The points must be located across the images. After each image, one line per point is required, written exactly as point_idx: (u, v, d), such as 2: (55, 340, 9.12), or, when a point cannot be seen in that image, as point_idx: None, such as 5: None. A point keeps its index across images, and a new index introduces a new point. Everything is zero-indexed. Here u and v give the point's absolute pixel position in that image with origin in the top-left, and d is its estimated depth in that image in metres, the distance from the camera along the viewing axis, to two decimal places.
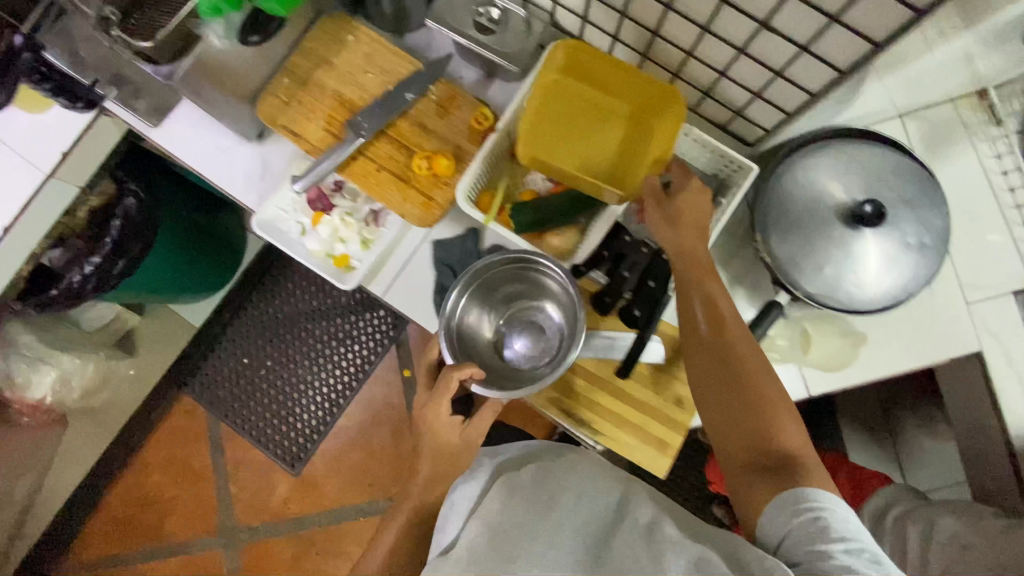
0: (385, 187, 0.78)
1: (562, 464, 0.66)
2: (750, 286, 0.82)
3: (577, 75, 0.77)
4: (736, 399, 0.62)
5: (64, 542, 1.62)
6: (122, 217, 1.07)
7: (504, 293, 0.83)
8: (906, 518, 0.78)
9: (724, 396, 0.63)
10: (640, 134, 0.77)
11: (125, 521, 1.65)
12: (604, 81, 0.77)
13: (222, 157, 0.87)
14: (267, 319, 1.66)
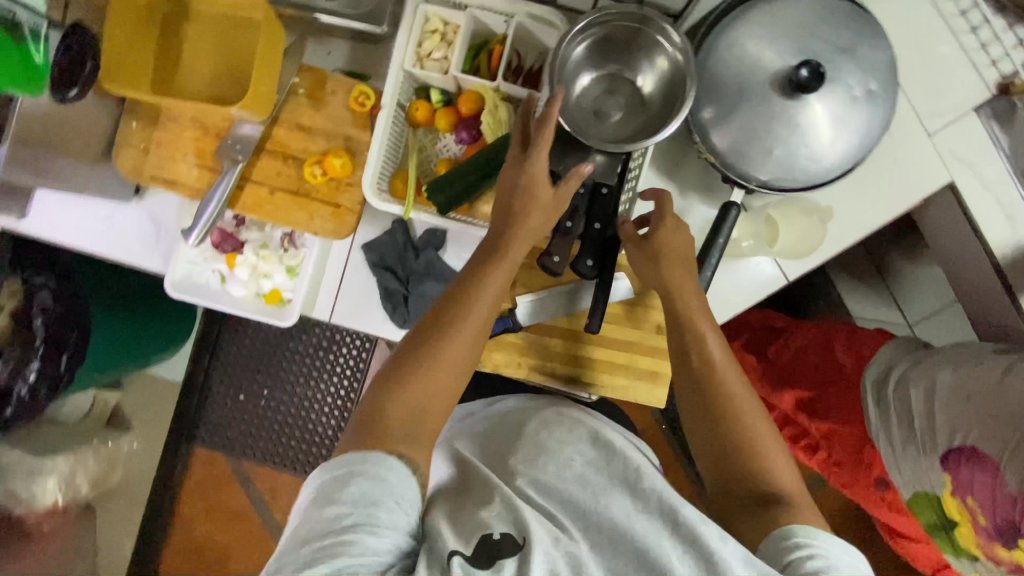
0: (284, 208, 0.70)
1: (568, 429, 0.63)
2: (702, 186, 0.77)
3: (174, 32, 0.70)
4: (719, 446, 0.58)
5: None
6: (41, 313, 0.98)
7: (603, 56, 0.68)
8: (908, 380, 0.70)
9: (708, 442, 0.59)
10: (246, 56, 0.69)
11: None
12: (195, 27, 0.70)
13: (108, 227, 0.78)
14: (245, 350, 1.57)
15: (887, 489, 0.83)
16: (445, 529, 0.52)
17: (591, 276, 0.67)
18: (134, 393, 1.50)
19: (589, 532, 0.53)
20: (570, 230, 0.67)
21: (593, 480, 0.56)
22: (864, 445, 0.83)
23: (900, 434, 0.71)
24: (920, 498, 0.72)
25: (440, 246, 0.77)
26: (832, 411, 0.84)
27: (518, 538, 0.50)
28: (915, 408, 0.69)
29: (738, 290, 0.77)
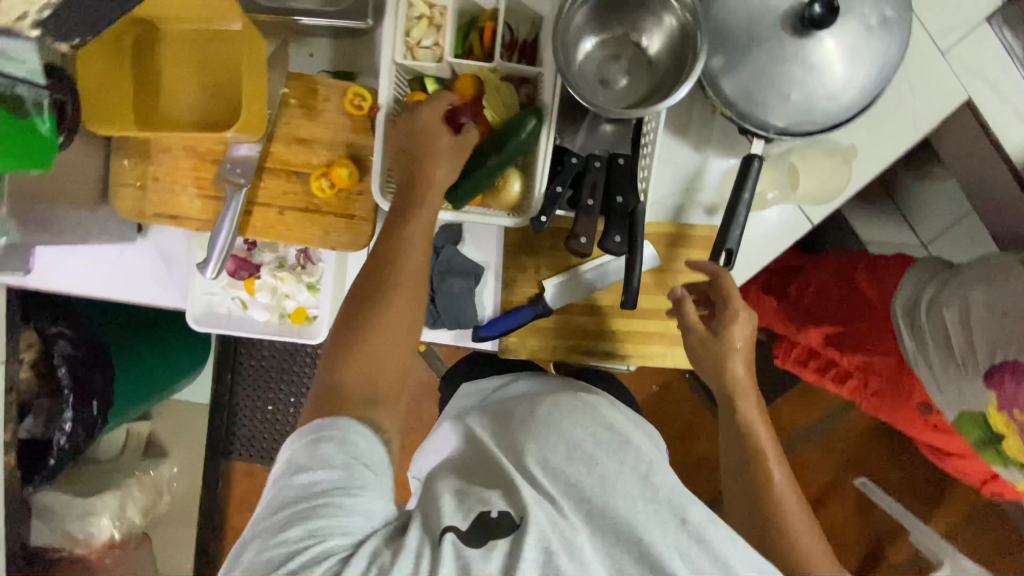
0: (297, 227, 0.68)
1: (578, 406, 0.60)
2: (716, 141, 0.75)
3: (150, 57, 0.66)
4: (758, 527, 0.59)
5: None
6: (64, 362, 0.97)
7: (605, 20, 0.65)
8: (939, 301, 0.71)
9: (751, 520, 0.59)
10: (231, 72, 0.66)
11: None
12: (173, 49, 0.66)
13: (117, 270, 0.76)
14: (268, 362, 1.57)
15: (931, 411, 0.80)
16: (440, 510, 0.51)
17: (621, 252, 0.65)
18: (165, 419, 1.51)
19: (593, 517, 0.52)
20: (592, 208, 0.65)
21: (602, 460, 0.55)
22: (898, 370, 0.81)
23: (938, 354, 0.72)
24: (965, 417, 0.73)
25: (458, 240, 0.76)
26: (863, 342, 0.84)
27: (515, 517, 0.50)
28: (952, 327, 0.70)
29: (761, 242, 0.76)
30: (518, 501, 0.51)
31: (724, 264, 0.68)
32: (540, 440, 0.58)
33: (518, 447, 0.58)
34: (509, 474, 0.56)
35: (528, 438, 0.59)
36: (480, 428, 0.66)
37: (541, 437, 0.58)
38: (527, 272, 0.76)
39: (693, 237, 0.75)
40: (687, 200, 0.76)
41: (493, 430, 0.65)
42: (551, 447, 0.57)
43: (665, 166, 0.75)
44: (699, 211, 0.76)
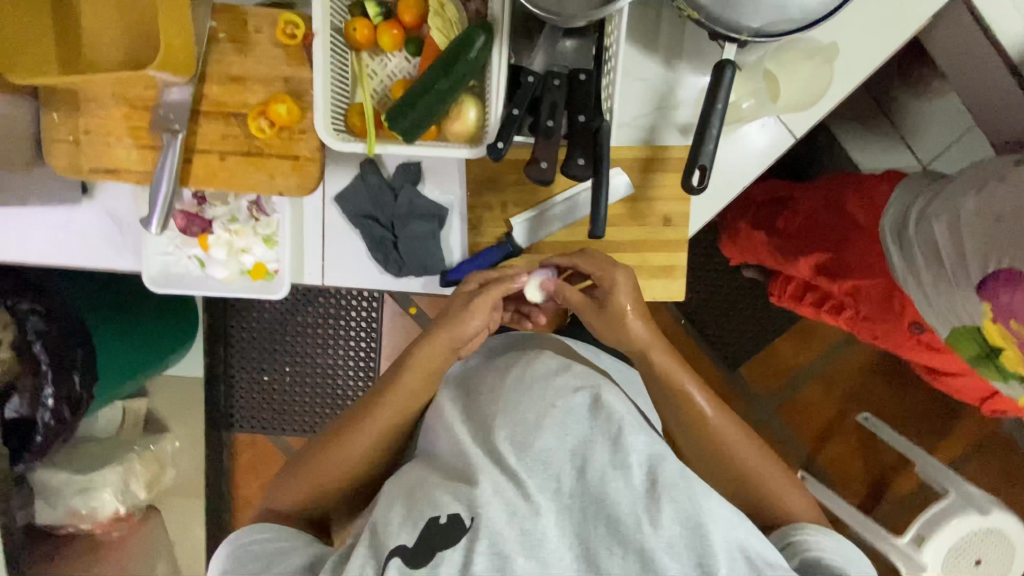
0: (241, 173, 0.64)
1: (554, 372, 0.61)
2: (688, 52, 0.69)
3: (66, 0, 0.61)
4: (725, 473, 0.63)
5: None
6: (38, 338, 0.95)
7: None
8: (930, 216, 0.67)
9: (717, 471, 0.64)
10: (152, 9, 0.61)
11: None
12: None
13: (68, 236, 0.73)
14: (258, 332, 1.55)
15: (923, 329, 0.77)
16: (391, 523, 0.54)
17: (585, 176, 0.61)
18: (165, 393, 1.52)
19: (563, 493, 0.54)
20: (552, 129, 0.60)
21: (573, 431, 0.56)
22: (889, 290, 0.78)
23: (928, 269, 0.68)
24: (960, 332, 0.69)
25: (418, 180, 0.72)
26: (852, 266, 0.80)
27: (467, 519, 0.52)
28: (941, 240, 0.66)
29: (740, 163, 0.71)
30: (471, 502, 0.52)
31: (698, 183, 0.63)
32: (501, 423, 0.57)
33: (486, 423, 0.58)
34: (474, 456, 0.56)
35: (490, 419, 0.59)
36: (448, 400, 0.66)
37: (508, 415, 0.58)
38: (494, 210, 0.72)
39: (666, 160, 0.71)
40: (659, 121, 0.71)
41: (462, 403, 0.65)
42: (515, 427, 0.56)
43: (633, 85, 0.70)
44: (673, 132, 0.71)
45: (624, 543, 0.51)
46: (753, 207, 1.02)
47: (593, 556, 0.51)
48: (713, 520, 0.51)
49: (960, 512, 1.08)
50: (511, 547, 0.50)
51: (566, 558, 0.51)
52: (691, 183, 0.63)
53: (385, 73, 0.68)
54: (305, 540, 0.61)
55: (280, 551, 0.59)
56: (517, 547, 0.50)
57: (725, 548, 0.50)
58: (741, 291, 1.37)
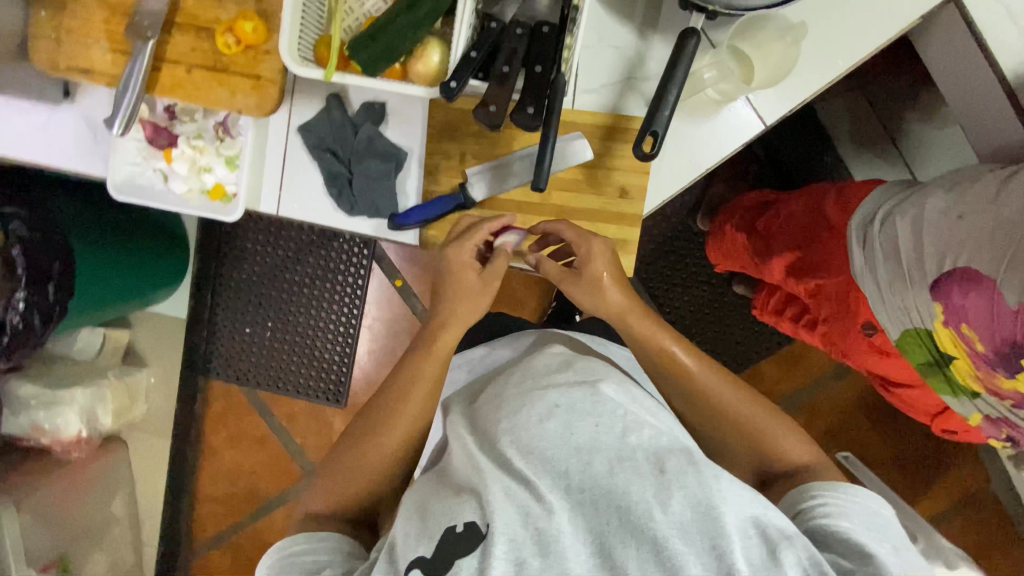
0: (204, 87, 0.65)
1: (557, 377, 0.65)
2: (663, 25, 0.68)
3: None
4: (738, 436, 0.64)
5: (179, 548, 1.67)
6: (18, 242, 0.98)
7: None
8: (892, 212, 0.63)
9: (728, 436, 0.65)
10: None
11: (226, 505, 1.67)
12: None
13: (44, 135, 0.76)
14: (248, 285, 1.59)
15: (875, 330, 0.73)
16: (408, 538, 0.55)
17: (534, 125, 0.61)
18: (144, 330, 1.55)
19: (572, 494, 0.55)
20: (507, 74, 0.60)
21: (577, 431, 0.58)
22: (847, 290, 0.73)
23: (886, 268, 0.64)
24: (910, 336, 0.66)
25: (380, 121, 0.72)
26: (816, 263, 0.76)
27: (481, 527, 0.53)
28: (902, 238, 0.62)
29: (703, 143, 0.70)
30: (483, 506, 0.54)
31: (649, 148, 0.62)
32: (505, 427, 0.61)
33: (491, 432, 0.61)
34: (481, 460, 0.58)
35: (495, 425, 0.62)
36: (456, 417, 0.69)
37: (511, 417, 0.61)
38: (452, 160, 0.72)
39: (629, 131, 0.70)
40: (625, 91, 0.70)
41: (469, 413, 0.69)
42: (519, 429, 0.59)
43: (603, 51, 0.69)
44: (640, 104, 0.70)
45: (638, 533, 0.51)
46: (733, 211, 1.01)
47: (607, 551, 0.52)
48: (722, 502, 0.52)
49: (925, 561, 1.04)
50: (524, 548, 0.51)
51: (581, 557, 0.51)
52: (643, 149, 0.62)
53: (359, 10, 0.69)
54: (347, 556, 0.60)
55: (319, 567, 0.57)
56: (531, 549, 0.51)
57: (740, 527, 0.51)
58: (724, 303, 1.35)
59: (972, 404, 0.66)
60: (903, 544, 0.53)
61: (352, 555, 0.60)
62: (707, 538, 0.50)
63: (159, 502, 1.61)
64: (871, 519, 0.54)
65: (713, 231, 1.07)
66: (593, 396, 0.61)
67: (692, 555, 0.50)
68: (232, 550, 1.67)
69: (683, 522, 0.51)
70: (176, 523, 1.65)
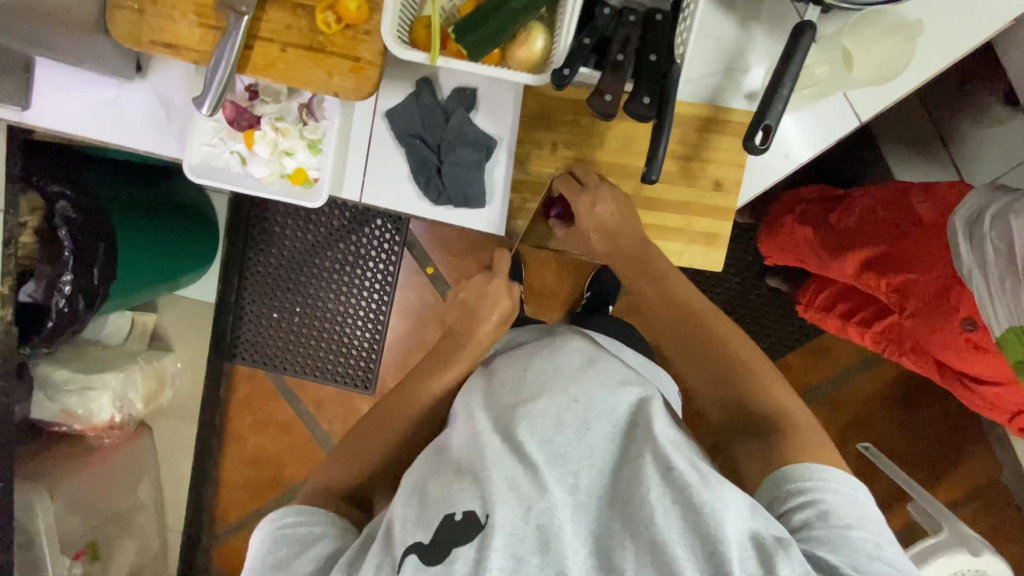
0: (299, 67, 0.63)
1: (580, 366, 0.59)
2: (766, 15, 0.67)
3: None
4: (717, 374, 0.61)
5: (203, 539, 1.59)
6: (64, 224, 0.94)
7: None
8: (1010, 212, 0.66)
9: (707, 373, 0.62)
10: None
11: (251, 492, 1.58)
12: None
13: (116, 113, 0.73)
14: (272, 269, 1.49)
15: (976, 327, 0.75)
16: (404, 523, 0.51)
17: (648, 116, 0.60)
18: (172, 313, 1.46)
19: (579, 490, 0.51)
20: (620, 64, 0.60)
21: (592, 429, 0.54)
22: (948, 285, 0.76)
23: (998, 264, 0.67)
24: (1014, 334, 0.67)
25: (471, 107, 0.71)
26: (908, 259, 0.78)
27: (481, 518, 0.48)
28: (1017, 236, 0.65)
29: (802, 136, 0.70)
30: (484, 496, 0.49)
31: (760, 143, 0.60)
32: (517, 415, 0.56)
33: (501, 422, 0.56)
34: (491, 443, 0.54)
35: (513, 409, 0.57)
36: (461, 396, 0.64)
37: (524, 406, 0.56)
38: (542, 150, 0.72)
39: (726, 122, 0.70)
40: (724, 83, 0.69)
41: (482, 391, 0.62)
42: (533, 423, 0.54)
43: (704, 39, 0.68)
44: (738, 96, 0.70)
45: (638, 538, 0.47)
46: (794, 199, 0.98)
47: (607, 555, 0.47)
48: (723, 508, 0.46)
49: (950, 550, 1.04)
50: (523, 544, 0.47)
51: (579, 557, 0.47)
52: (754, 143, 0.60)
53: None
54: (341, 531, 0.57)
55: (314, 538, 0.55)
56: (531, 545, 0.47)
57: (739, 538, 0.45)
58: None
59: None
60: (881, 534, 0.46)
61: (346, 529, 0.58)
62: (705, 549, 0.45)
63: (182, 494, 1.51)
64: (850, 509, 0.47)
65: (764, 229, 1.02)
66: (616, 394, 0.57)
67: (687, 561, 0.45)
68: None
69: (686, 528, 0.46)
70: (199, 511, 1.55)
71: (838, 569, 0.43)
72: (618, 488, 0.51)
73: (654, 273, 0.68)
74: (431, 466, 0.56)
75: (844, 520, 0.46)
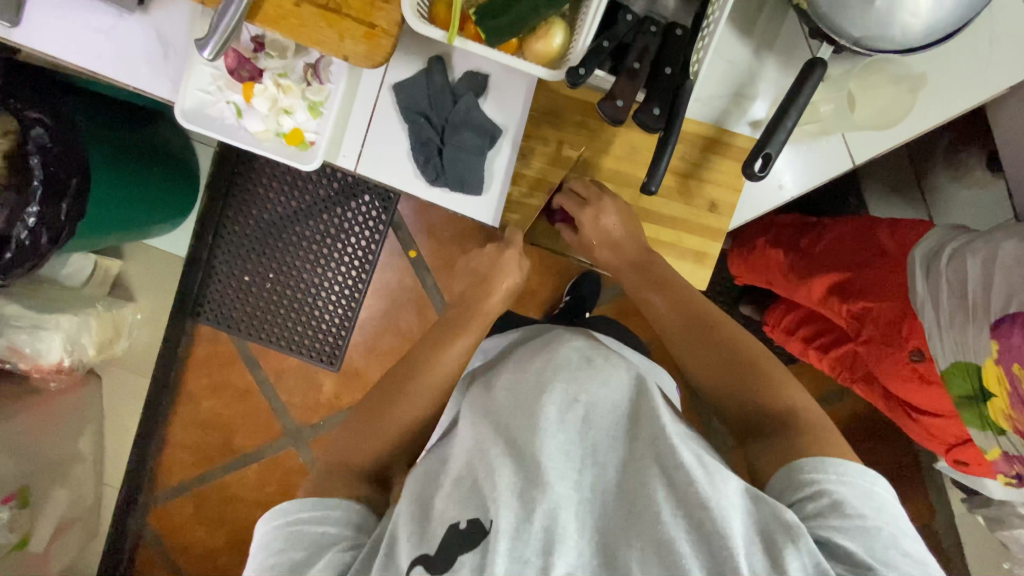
0: (311, 25, 0.61)
1: (579, 365, 0.59)
2: (780, 47, 0.68)
3: None
4: (727, 366, 0.60)
5: (140, 496, 1.53)
6: (37, 151, 0.88)
7: None
8: (965, 252, 0.70)
9: (715, 366, 0.61)
10: None
11: (198, 454, 1.53)
12: None
13: (110, 44, 0.70)
14: (252, 231, 1.43)
15: (922, 358, 0.78)
16: (408, 536, 0.50)
17: (656, 127, 0.61)
18: (138, 264, 1.40)
19: (584, 487, 0.52)
20: (637, 71, 0.60)
21: (594, 426, 0.55)
22: (900, 315, 0.79)
23: (951, 302, 0.70)
24: (958, 368, 0.72)
25: (480, 93, 0.71)
26: (867, 288, 0.81)
27: (484, 523, 0.48)
28: (971, 276, 0.69)
29: (801, 166, 0.71)
30: (486, 504, 0.49)
31: (759, 170, 0.61)
32: (519, 417, 0.56)
33: (502, 424, 0.56)
34: (493, 449, 0.54)
35: (519, 412, 0.57)
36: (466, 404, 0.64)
37: (524, 408, 0.56)
38: (547, 147, 0.73)
39: (729, 146, 0.71)
40: (732, 107, 0.70)
41: (484, 402, 0.62)
42: (536, 423, 0.54)
43: (717, 62, 0.69)
44: (742, 123, 0.71)
45: (642, 533, 0.47)
46: (767, 225, 1.03)
47: (612, 552, 0.48)
48: (727, 506, 0.47)
49: None
50: (529, 545, 0.47)
51: (583, 558, 0.48)
52: (753, 169, 0.61)
53: None
54: (354, 532, 0.54)
55: (329, 541, 0.52)
56: (536, 547, 0.47)
57: (746, 533, 0.46)
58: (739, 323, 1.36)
59: (996, 439, 0.74)
60: (898, 527, 0.46)
61: (361, 528, 0.55)
62: (713, 554, 0.45)
63: (126, 447, 1.46)
64: (865, 499, 0.47)
65: (736, 245, 1.08)
66: (617, 392, 0.58)
67: (693, 555, 0.45)
68: (197, 499, 1.54)
69: (691, 524, 0.47)
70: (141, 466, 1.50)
71: (855, 559, 0.44)
72: (624, 485, 0.51)
73: (658, 279, 0.68)
74: (440, 474, 0.56)
75: (858, 508, 0.46)
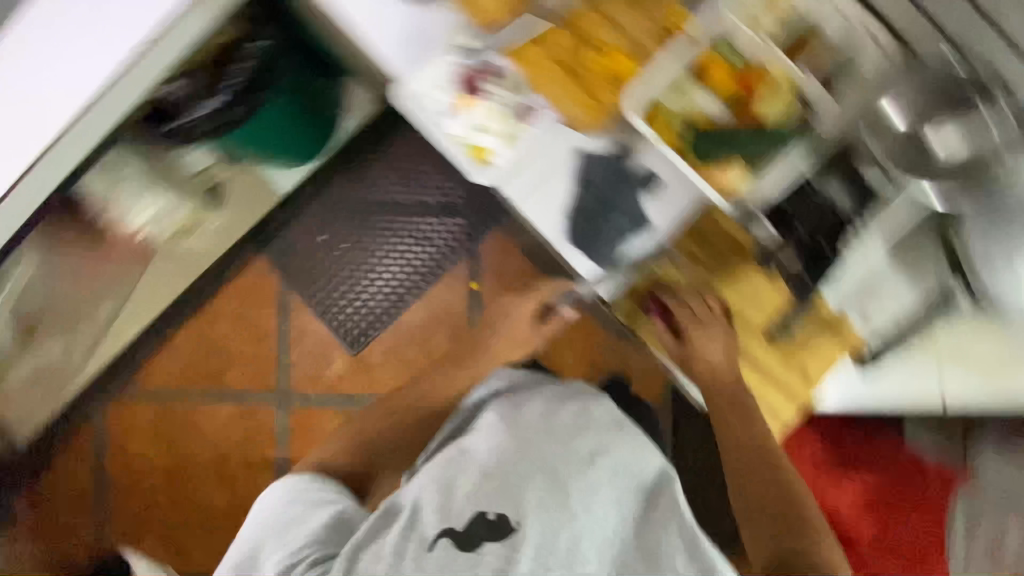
0: (553, 81, 0.73)
1: (611, 428, 0.82)
2: (915, 272, 0.77)
3: None
4: (784, 502, 0.78)
5: (111, 382, 1.50)
6: (247, 56, 1.04)
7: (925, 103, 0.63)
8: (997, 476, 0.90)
9: (773, 498, 0.78)
10: None
11: (185, 371, 1.51)
12: None
13: (367, 4, 0.74)
14: (347, 200, 1.49)
15: None
16: (433, 513, 0.72)
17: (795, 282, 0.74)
18: (238, 182, 1.42)
19: (605, 519, 0.72)
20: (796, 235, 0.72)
21: (620, 478, 0.76)
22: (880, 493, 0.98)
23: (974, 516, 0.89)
24: None
25: (649, 191, 0.78)
26: (871, 464, 0.99)
27: (512, 522, 0.70)
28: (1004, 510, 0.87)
29: (888, 371, 0.82)
30: (519, 512, 0.71)
31: None
32: (561, 435, 0.80)
33: (539, 448, 0.78)
34: (535, 480, 0.75)
35: (565, 460, 0.77)
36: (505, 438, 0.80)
37: (562, 436, 0.80)
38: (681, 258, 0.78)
39: (838, 327, 0.79)
40: (855, 301, 0.79)
41: (538, 429, 0.81)
42: (570, 449, 0.78)
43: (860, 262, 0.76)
44: (857, 316, 0.79)
45: None
46: None
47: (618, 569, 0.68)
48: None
49: None
50: (552, 557, 0.67)
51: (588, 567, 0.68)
52: None
53: (687, 103, 0.72)
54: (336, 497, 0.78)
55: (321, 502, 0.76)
56: (557, 560, 0.67)
57: None
58: None
59: None
60: None
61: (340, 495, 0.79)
62: None
63: (131, 330, 1.46)
64: None
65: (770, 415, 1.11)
66: (645, 466, 0.79)
67: None
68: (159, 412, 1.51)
69: None
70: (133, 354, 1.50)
71: None
72: (642, 541, 0.71)
73: (745, 409, 0.82)
74: (473, 469, 0.77)
75: None
